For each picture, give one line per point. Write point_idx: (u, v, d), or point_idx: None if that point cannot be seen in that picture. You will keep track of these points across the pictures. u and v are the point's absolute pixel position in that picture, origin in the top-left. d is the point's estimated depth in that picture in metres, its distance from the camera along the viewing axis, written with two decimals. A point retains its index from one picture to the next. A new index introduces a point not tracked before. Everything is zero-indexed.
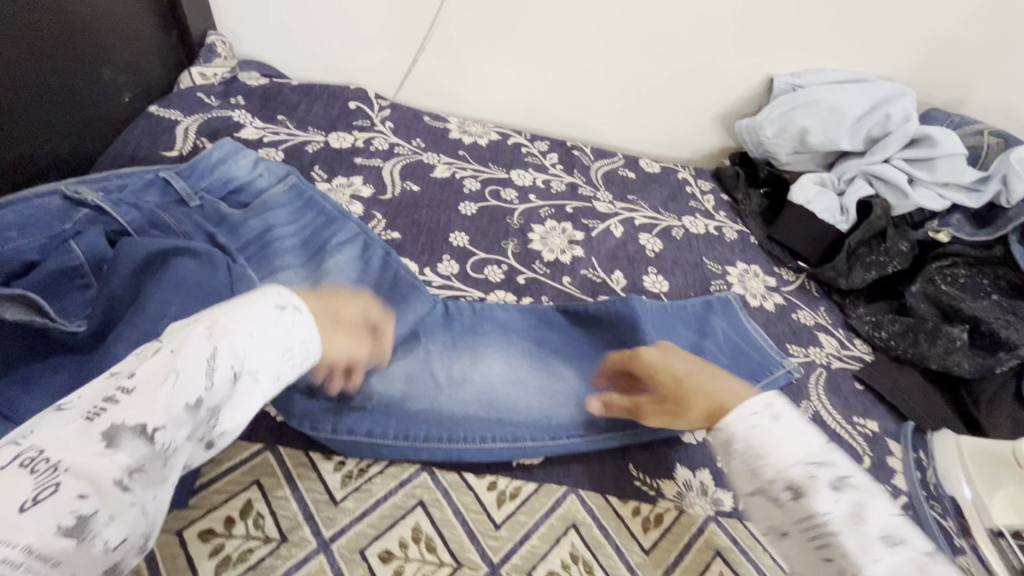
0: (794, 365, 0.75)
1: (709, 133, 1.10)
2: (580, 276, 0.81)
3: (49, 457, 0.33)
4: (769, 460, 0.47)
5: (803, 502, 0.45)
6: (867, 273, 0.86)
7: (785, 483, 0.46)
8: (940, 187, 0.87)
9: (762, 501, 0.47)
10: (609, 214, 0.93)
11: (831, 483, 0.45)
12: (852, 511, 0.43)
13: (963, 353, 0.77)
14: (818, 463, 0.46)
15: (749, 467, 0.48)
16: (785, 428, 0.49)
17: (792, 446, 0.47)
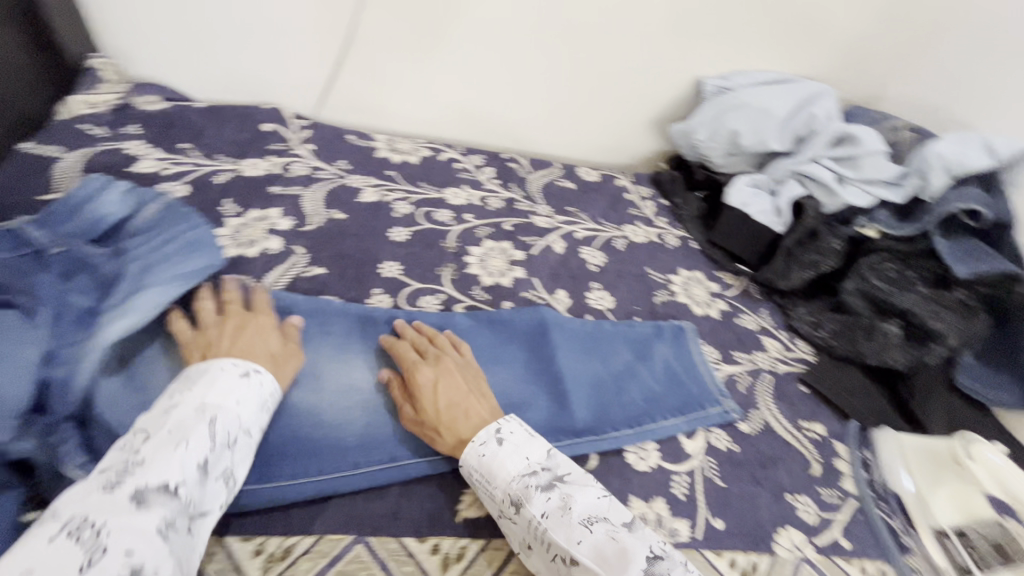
0: (734, 406, 0.71)
1: (645, 138, 1.11)
2: (522, 299, 0.77)
3: (92, 525, 0.38)
4: (495, 480, 0.52)
5: (522, 510, 0.50)
6: (804, 272, 0.87)
7: (507, 494, 0.51)
8: (866, 184, 0.89)
9: (507, 524, 0.52)
10: (548, 229, 0.90)
11: (542, 487, 0.51)
12: (571, 510, 0.49)
13: (899, 348, 0.79)
14: (529, 474, 0.52)
15: (484, 491, 0.53)
16: (509, 448, 0.54)
17: (512, 464, 0.52)
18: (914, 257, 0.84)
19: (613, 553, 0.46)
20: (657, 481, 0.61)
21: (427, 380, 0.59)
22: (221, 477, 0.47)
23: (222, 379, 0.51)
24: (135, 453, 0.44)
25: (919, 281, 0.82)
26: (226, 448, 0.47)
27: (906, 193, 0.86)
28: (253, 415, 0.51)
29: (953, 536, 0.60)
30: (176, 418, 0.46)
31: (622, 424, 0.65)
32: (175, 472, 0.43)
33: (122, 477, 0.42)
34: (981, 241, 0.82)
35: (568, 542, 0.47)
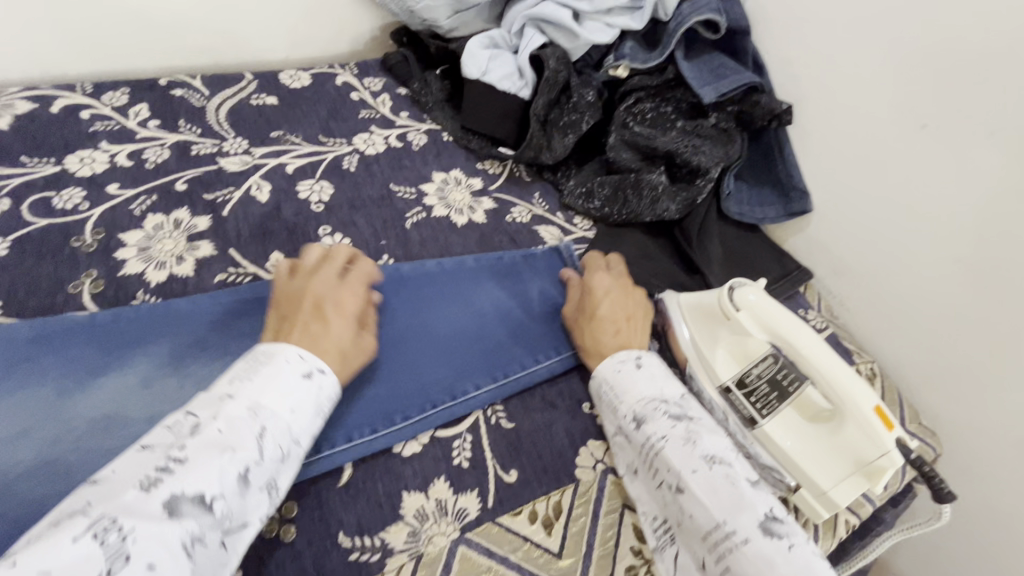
0: None
1: (357, 11, 0.87)
2: (215, 286, 0.56)
3: (121, 526, 0.30)
4: (625, 397, 0.51)
5: (643, 428, 0.49)
6: (565, 137, 0.75)
7: (634, 412, 0.50)
8: (605, 15, 0.76)
9: (620, 443, 0.52)
10: (245, 171, 0.67)
11: (670, 414, 0.49)
12: (695, 444, 0.47)
13: (668, 196, 0.73)
14: (662, 401, 0.50)
15: (610, 405, 0.52)
16: (646, 372, 0.52)
17: (645, 389, 0.51)
18: (667, 89, 0.77)
19: (726, 496, 0.43)
20: (434, 460, 0.50)
21: (342, 332, 0.47)
22: (266, 489, 0.38)
23: (285, 376, 0.41)
24: (178, 448, 0.35)
25: (675, 114, 0.76)
26: (277, 459, 0.38)
27: (647, 16, 0.75)
28: (311, 423, 0.41)
29: (734, 390, 0.56)
30: (226, 414, 0.38)
31: (483, 378, 0.56)
32: (213, 480, 0.34)
33: (158, 477, 0.33)
34: (723, 54, 0.76)
35: (682, 468, 0.45)
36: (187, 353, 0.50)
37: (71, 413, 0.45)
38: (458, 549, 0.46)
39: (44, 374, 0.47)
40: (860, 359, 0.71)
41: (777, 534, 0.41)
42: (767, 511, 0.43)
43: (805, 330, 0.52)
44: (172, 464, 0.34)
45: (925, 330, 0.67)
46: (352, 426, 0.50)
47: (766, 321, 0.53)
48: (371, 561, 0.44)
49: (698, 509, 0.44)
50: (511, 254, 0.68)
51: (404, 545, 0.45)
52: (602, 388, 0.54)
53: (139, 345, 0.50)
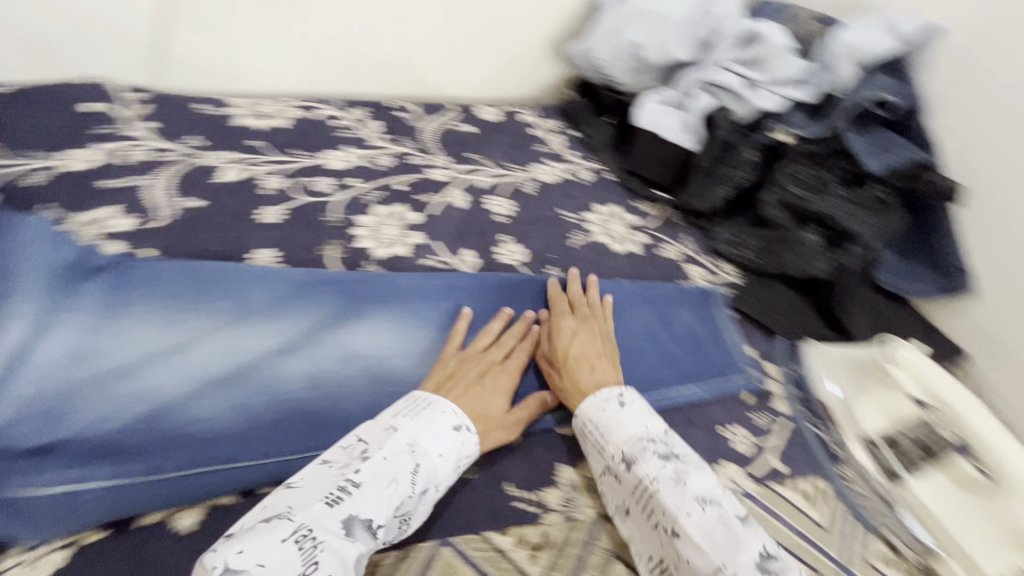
0: (756, 374, 0.68)
1: (546, 65, 1.01)
2: (421, 268, 0.69)
3: (313, 537, 0.39)
4: (611, 436, 0.51)
5: (633, 469, 0.48)
6: (722, 189, 0.82)
7: (621, 453, 0.50)
8: (777, 85, 0.83)
9: (608, 483, 0.51)
10: (447, 182, 0.81)
11: (659, 453, 0.48)
12: (686, 484, 0.46)
13: (819, 255, 0.77)
14: (649, 440, 0.50)
15: (595, 442, 0.52)
16: (629, 412, 0.52)
17: (631, 426, 0.51)
18: (826, 156, 0.81)
19: (720, 536, 0.43)
20: (585, 444, 0.57)
21: (312, 413, 0.50)
22: (403, 520, 0.45)
23: (439, 424, 0.49)
24: (354, 473, 0.43)
25: (833, 181, 0.79)
26: (421, 496, 0.45)
27: (817, 91, 0.82)
28: (449, 471, 0.48)
29: (880, 444, 0.61)
30: (391, 446, 0.46)
31: (635, 388, 0.63)
32: (376, 510, 0.42)
33: (338, 495, 0.42)
34: (891, 132, 0.79)
35: (676, 509, 0.45)
36: (401, 316, 0.63)
37: (327, 339, 0.59)
38: (601, 525, 0.52)
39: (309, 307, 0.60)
40: None
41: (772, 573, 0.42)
42: (760, 549, 0.43)
43: (963, 395, 0.61)
44: (348, 487, 0.42)
45: None
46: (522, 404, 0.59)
47: (920, 380, 0.63)
48: (531, 513, 0.51)
49: (694, 551, 0.43)
50: (668, 286, 0.75)
51: (557, 507, 0.52)
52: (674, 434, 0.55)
53: (372, 303, 0.63)
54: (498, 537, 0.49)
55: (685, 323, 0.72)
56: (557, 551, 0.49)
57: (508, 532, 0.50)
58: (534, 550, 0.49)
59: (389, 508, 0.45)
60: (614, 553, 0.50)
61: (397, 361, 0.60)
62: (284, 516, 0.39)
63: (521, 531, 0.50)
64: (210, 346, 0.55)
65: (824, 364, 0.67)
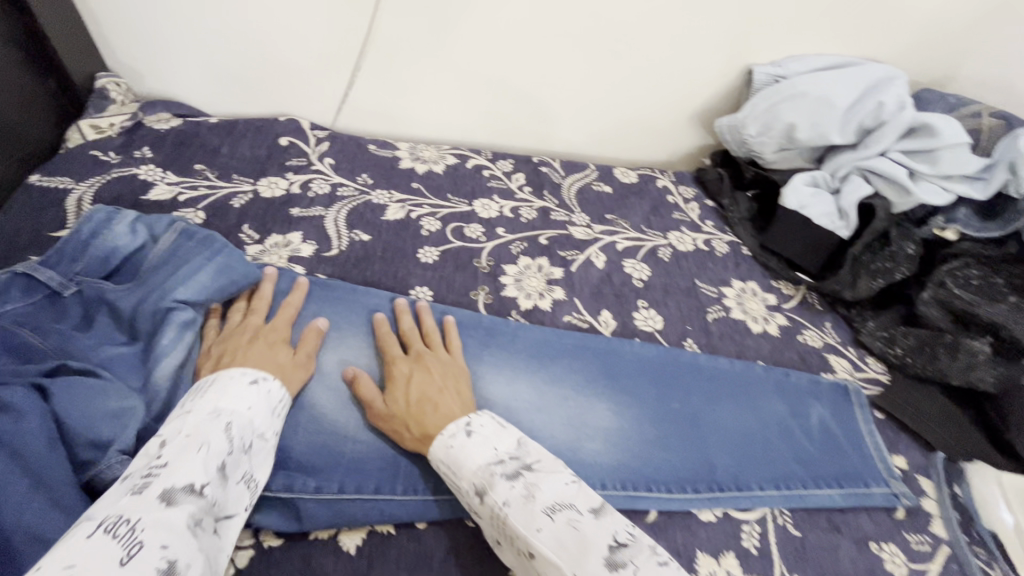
0: (904, 488, 0.62)
1: (687, 134, 1.03)
2: (563, 324, 0.71)
3: (129, 524, 0.35)
4: (533, 500, 0.45)
5: (486, 498, 0.46)
6: (872, 281, 0.78)
7: (474, 484, 0.48)
8: (943, 180, 0.79)
9: (489, 522, 0.46)
10: (587, 241, 0.84)
11: (556, 513, 0.43)
12: (536, 498, 0.45)
13: (989, 366, 0.70)
14: (556, 504, 0.44)
15: (479, 501, 0.47)
16: (477, 438, 0.50)
17: (545, 490, 0.45)
18: (1001, 262, 0.76)
19: (571, 546, 0.41)
20: (724, 534, 0.55)
21: (281, 354, 0.56)
22: (239, 483, 0.45)
23: (233, 386, 0.49)
24: (156, 458, 0.41)
25: (1008, 288, 0.73)
26: (242, 455, 0.46)
27: (992, 189, 0.76)
28: (262, 424, 0.49)
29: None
30: (191, 423, 0.45)
31: (767, 483, 0.61)
32: (197, 473, 0.41)
33: (152, 483, 0.39)
34: None
35: (575, 565, 0.40)
36: (538, 370, 0.66)
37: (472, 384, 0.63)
38: None
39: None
40: None
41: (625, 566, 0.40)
42: (612, 541, 0.42)
43: None
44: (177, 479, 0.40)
45: None
46: (651, 479, 0.59)
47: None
48: None
49: None
50: (799, 373, 0.72)
51: None
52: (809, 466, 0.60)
53: (509, 352, 0.67)
54: None
55: (826, 418, 0.69)
56: None
57: None
58: None
59: (237, 478, 0.45)
60: None
61: (531, 414, 0.62)
62: (114, 515, 0.36)
63: None
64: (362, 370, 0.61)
65: (995, 489, 0.62)
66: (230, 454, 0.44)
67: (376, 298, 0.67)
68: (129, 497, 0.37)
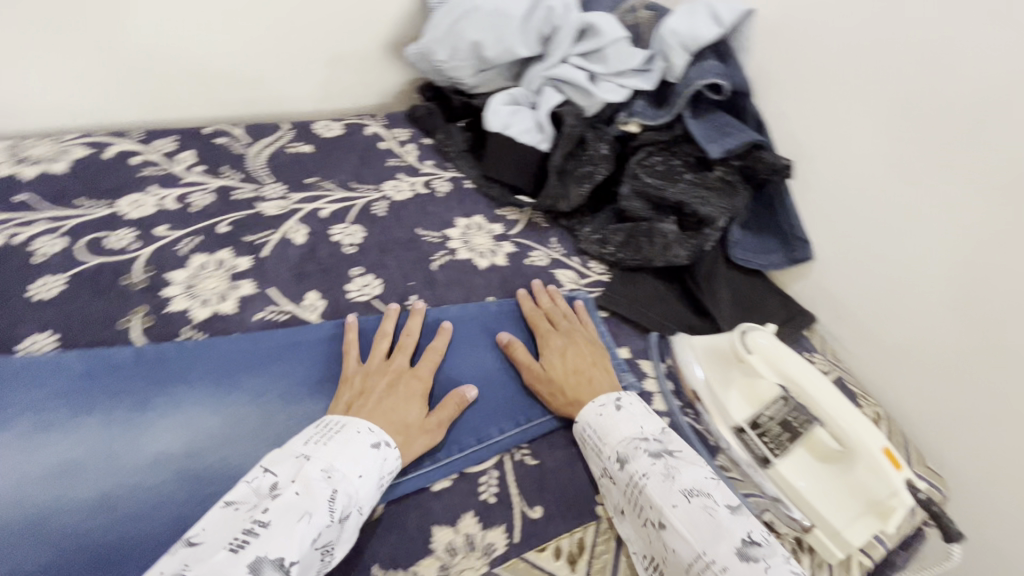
0: (632, 379, 0.66)
1: (387, 69, 0.93)
2: (254, 325, 0.59)
3: None
4: (608, 438, 0.53)
5: (625, 467, 0.51)
6: (580, 186, 0.81)
7: (617, 452, 0.52)
8: (618, 77, 0.83)
9: (607, 487, 0.53)
10: (283, 215, 0.71)
11: (651, 451, 0.51)
12: (674, 479, 0.48)
13: (679, 242, 0.78)
14: (641, 438, 0.52)
15: (594, 447, 0.54)
16: (626, 414, 0.55)
17: (619, 430, 0.53)
18: (674, 144, 0.83)
19: (705, 527, 0.45)
20: (461, 497, 0.52)
21: (411, 410, 0.53)
22: (324, 554, 0.42)
23: (356, 443, 0.47)
24: (262, 512, 0.40)
25: (683, 167, 0.81)
26: (339, 523, 0.43)
27: (655, 78, 0.83)
28: (372, 490, 0.46)
29: (748, 430, 0.59)
30: (306, 475, 0.43)
31: (507, 422, 0.59)
32: (292, 548, 0.39)
33: (245, 538, 0.38)
34: (726, 114, 0.82)
35: (661, 502, 0.47)
36: (226, 392, 0.53)
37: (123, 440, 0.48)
38: None
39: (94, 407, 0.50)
40: (865, 402, 0.74)
41: (757, 561, 0.43)
42: (744, 537, 0.45)
43: (816, 378, 0.55)
44: (255, 528, 0.39)
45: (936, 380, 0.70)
46: None
47: (772, 361, 0.57)
48: None
49: (680, 543, 0.45)
50: (533, 300, 0.72)
51: None
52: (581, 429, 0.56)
53: (181, 381, 0.53)
54: None
55: None
56: None
57: None
58: None
59: (321, 546, 0.42)
60: None
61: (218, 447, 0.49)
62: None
63: None
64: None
65: (687, 351, 0.66)
66: (328, 525, 0.42)
67: None
68: (227, 554, 0.37)
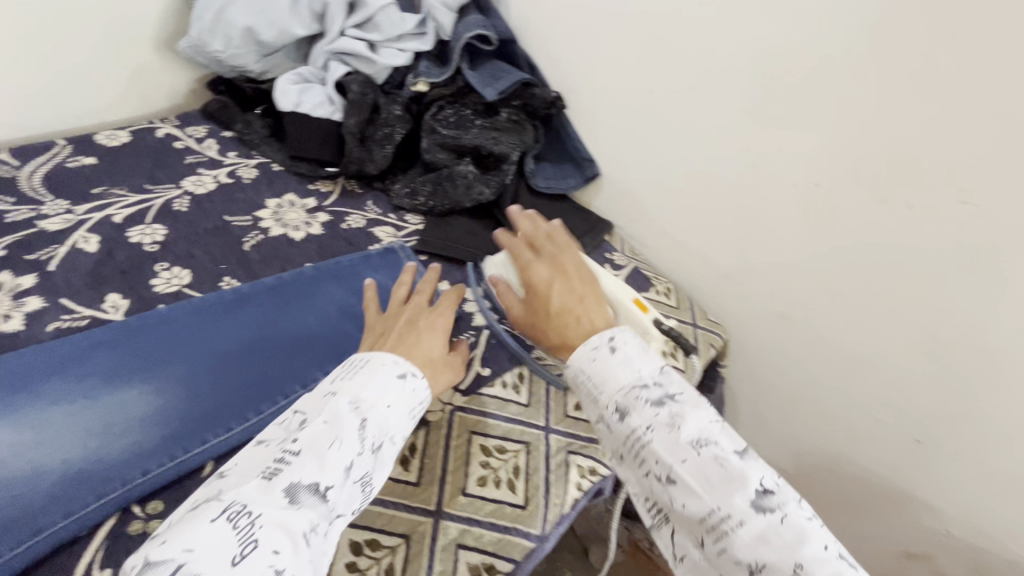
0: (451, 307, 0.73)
1: (168, 70, 0.92)
2: (49, 335, 0.58)
3: (249, 513, 0.36)
4: (604, 386, 0.48)
5: (626, 420, 0.47)
6: (383, 148, 0.86)
7: (617, 402, 0.47)
8: (397, 42, 0.89)
9: (602, 430, 0.50)
10: (69, 228, 0.69)
11: (652, 400, 0.46)
12: (680, 429, 0.45)
13: (481, 181, 0.86)
14: (640, 386, 0.47)
15: (588, 395, 0.49)
16: (621, 356, 0.49)
17: (620, 374, 0.48)
18: (461, 96, 0.90)
19: (718, 478, 0.42)
20: None
21: (434, 344, 0.54)
22: (364, 484, 0.43)
23: (381, 375, 0.47)
24: (291, 443, 0.41)
25: (473, 114, 0.89)
26: (372, 455, 0.43)
27: (431, 38, 0.89)
28: (402, 423, 0.47)
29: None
30: (332, 407, 0.44)
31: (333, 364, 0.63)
32: (325, 474, 0.39)
33: (278, 467, 0.39)
34: (500, 61, 0.91)
35: (669, 456, 0.44)
36: (24, 403, 0.52)
37: None
38: None
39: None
40: (657, 281, 0.87)
41: (773, 512, 0.41)
42: (758, 486, 0.42)
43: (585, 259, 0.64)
44: (288, 457, 0.40)
45: (705, 249, 0.86)
46: (206, 429, 0.55)
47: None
48: None
49: (689, 498, 0.43)
50: (352, 258, 0.76)
51: None
52: (571, 378, 0.51)
53: None
54: None
55: (381, 281, 0.74)
56: None
57: None
58: None
59: (358, 479, 0.42)
60: None
61: (22, 452, 0.49)
62: (212, 499, 0.37)
63: None
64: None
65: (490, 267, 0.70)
66: (359, 455, 0.42)
67: None
68: (261, 482, 0.38)
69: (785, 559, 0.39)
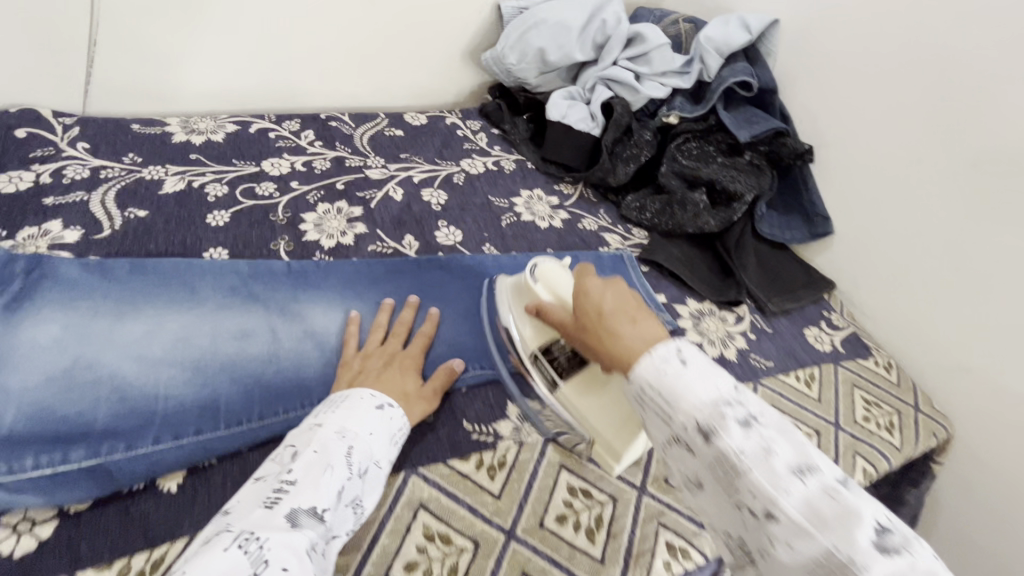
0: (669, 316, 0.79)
1: (465, 74, 1.12)
2: (368, 253, 0.75)
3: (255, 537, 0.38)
4: (678, 405, 0.40)
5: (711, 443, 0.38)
6: (627, 166, 0.95)
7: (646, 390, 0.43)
8: (661, 77, 0.98)
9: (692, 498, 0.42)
10: (385, 180, 0.89)
11: (740, 420, 0.38)
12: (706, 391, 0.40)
13: (708, 213, 0.90)
14: (726, 404, 0.39)
15: (641, 402, 0.43)
16: (694, 369, 0.42)
17: (700, 390, 0.40)
18: (709, 133, 0.96)
19: (819, 507, 0.34)
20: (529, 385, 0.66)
21: (407, 381, 0.59)
22: (354, 505, 0.46)
23: (361, 408, 0.52)
24: (286, 474, 0.45)
25: (716, 151, 0.94)
26: (361, 478, 0.47)
27: (694, 78, 0.96)
28: (387, 449, 0.51)
29: (540, 357, 0.61)
30: (320, 438, 0.48)
31: None
32: (320, 496, 0.43)
33: (277, 495, 0.43)
34: (755, 108, 0.96)
35: (754, 466, 0.36)
36: (352, 296, 0.69)
37: (285, 322, 0.64)
38: (550, 446, 0.61)
39: (257, 295, 0.66)
40: (877, 353, 0.84)
41: (895, 553, 0.32)
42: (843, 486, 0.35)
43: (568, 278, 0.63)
44: (284, 486, 0.44)
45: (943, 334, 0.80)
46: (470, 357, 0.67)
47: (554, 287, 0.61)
48: (486, 441, 0.59)
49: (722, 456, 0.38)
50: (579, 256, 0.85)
51: (509, 435, 0.61)
52: (644, 393, 0.43)
53: (320, 285, 0.69)
54: (460, 465, 0.57)
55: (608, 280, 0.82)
56: (512, 469, 0.58)
57: (471, 458, 0.58)
58: (493, 471, 0.57)
59: (350, 500, 0.46)
60: (563, 466, 0.59)
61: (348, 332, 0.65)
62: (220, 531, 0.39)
63: (479, 456, 0.58)
64: (162, 333, 0.60)
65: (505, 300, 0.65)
66: (348, 479, 0.46)
67: (160, 264, 0.66)
68: (263, 511, 0.41)
69: (790, 465, 0.36)
